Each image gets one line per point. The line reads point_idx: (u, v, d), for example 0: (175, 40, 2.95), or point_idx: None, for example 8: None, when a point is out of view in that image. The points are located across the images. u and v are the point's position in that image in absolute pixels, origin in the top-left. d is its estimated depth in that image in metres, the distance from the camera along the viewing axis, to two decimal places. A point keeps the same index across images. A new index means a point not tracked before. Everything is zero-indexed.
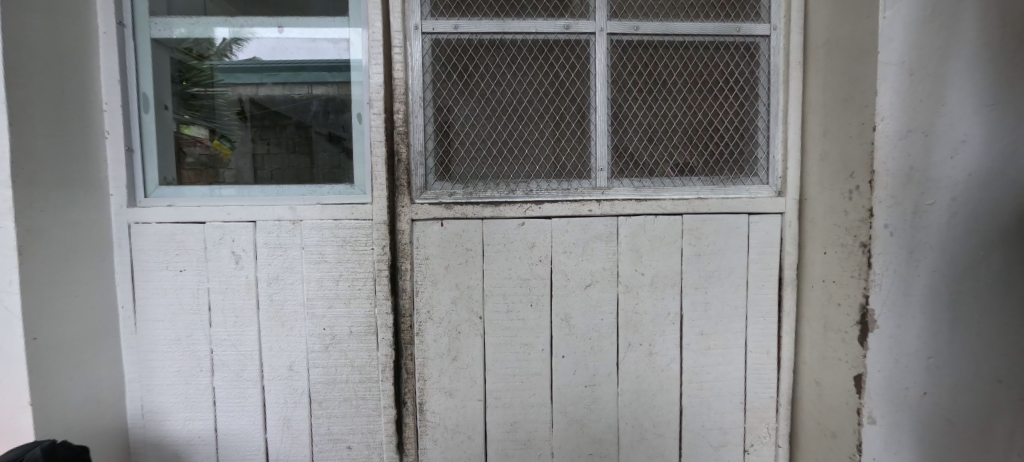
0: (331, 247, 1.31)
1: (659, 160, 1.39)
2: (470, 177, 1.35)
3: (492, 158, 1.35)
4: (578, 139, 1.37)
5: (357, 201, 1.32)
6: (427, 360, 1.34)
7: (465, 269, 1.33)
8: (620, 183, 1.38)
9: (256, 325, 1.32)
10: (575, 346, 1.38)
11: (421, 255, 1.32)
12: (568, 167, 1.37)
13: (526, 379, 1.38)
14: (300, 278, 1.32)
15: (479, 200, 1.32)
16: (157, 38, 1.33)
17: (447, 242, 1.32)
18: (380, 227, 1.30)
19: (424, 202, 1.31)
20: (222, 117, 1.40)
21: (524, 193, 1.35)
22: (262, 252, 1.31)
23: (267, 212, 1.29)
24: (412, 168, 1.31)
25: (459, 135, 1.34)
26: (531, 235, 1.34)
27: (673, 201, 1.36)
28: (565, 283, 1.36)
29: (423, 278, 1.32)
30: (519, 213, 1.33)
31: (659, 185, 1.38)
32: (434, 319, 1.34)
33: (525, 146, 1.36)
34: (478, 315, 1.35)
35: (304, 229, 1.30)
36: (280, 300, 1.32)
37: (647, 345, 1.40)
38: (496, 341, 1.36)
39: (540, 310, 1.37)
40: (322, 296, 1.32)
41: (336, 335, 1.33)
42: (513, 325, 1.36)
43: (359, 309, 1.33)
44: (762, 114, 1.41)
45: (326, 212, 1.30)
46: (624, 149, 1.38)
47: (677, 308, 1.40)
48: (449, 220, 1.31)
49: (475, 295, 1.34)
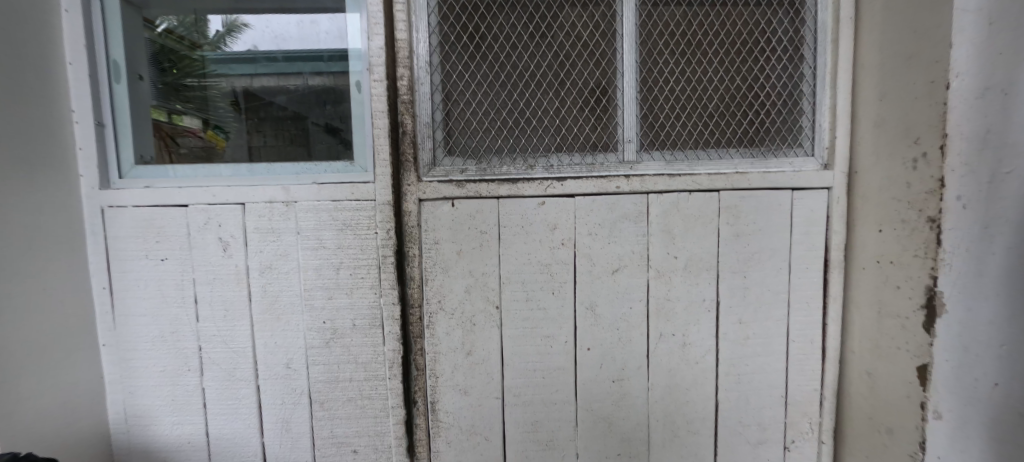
0: (330, 231, 1.17)
1: (692, 130, 1.25)
2: (484, 151, 1.21)
3: (507, 130, 1.21)
4: (602, 109, 1.23)
5: (357, 179, 1.18)
6: (441, 355, 1.22)
7: (480, 255, 1.20)
8: (650, 157, 1.24)
9: (248, 319, 1.19)
10: (603, 338, 1.25)
11: (430, 238, 1.18)
12: (592, 141, 1.23)
13: (549, 375, 1.25)
14: (296, 266, 1.18)
15: (493, 177, 1.19)
16: (144, 19, 1.21)
17: (460, 225, 1.19)
18: (384, 208, 1.16)
19: (433, 180, 1.17)
20: (217, 107, 1.24)
21: (544, 169, 1.21)
22: (253, 238, 1.17)
23: (258, 193, 1.16)
24: (419, 142, 1.17)
25: (470, 105, 1.20)
26: (552, 216, 1.20)
27: (709, 175, 1.23)
28: (591, 269, 1.23)
29: (433, 265, 1.19)
30: (539, 192, 1.19)
31: (693, 157, 1.24)
32: (446, 310, 1.21)
33: (544, 116, 1.22)
34: (495, 304, 1.22)
35: (299, 212, 1.16)
36: (274, 291, 1.18)
37: (680, 335, 1.28)
38: (515, 333, 1.23)
39: (562, 299, 1.23)
40: (321, 286, 1.19)
41: (337, 330, 1.20)
42: (533, 317, 1.23)
43: (363, 301, 1.20)
44: (807, 79, 1.26)
45: (323, 193, 1.16)
46: (653, 120, 1.24)
47: (713, 295, 1.27)
48: (461, 200, 1.18)
49: (491, 284, 1.21)
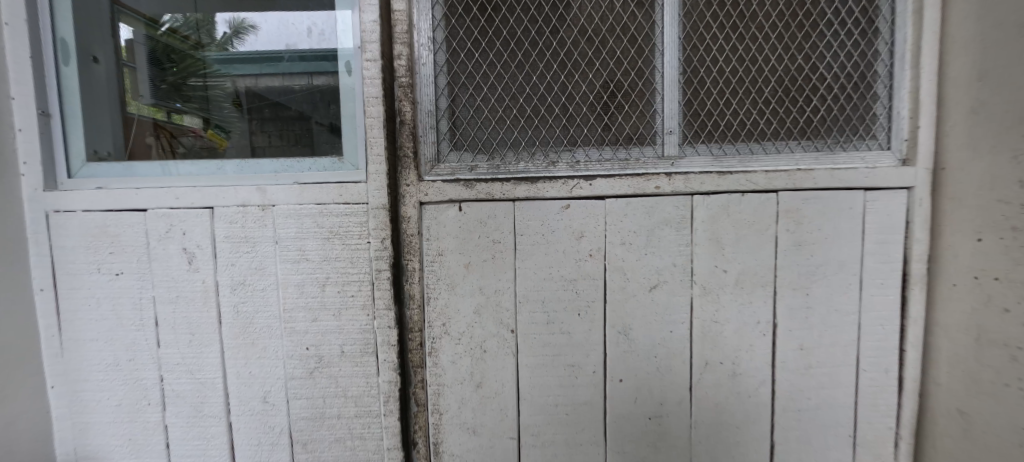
0: (314, 241, 0.98)
1: (744, 119, 1.05)
2: (497, 145, 1.02)
3: (524, 119, 1.02)
4: (637, 93, 1.03)
5: (348, 179, 0.98)
6: (446, 388, 1.03)
7: (492, 269, 1.01)
8: (694, 151, 1.03)
9: (218, 345, 1.01)
10: (638, 368, 1.06)
11: (432, 249, 1.00)
12: (625, 133, 1.03)
13: (573, 412, 1.05)
14: (273, 283, 0.99)
15: (508, 176, 1.00)
16: (146, 17, 1.06)
17: (468, 233, 1.00)
18: (378, 213, 0.97)
19: (435, 179, 0.98)
20: (218, 106, 1.05)
21: (569, 166, 1.01)
22: (223, 249, 0.98)
23: (229, 195, 0.97)
24: (420, 134, 0.99)
25: (481, 90, 1.01)
26: (577, 222, 1.01)
27: (766, 173, 1.02)
28: (624, 286, 1.03)
29: (436, 281, 1.00)
30: (563, 193, 1.00)
31: (747, 151, 1.03)
32: (452, 335, 1.02)
33: (567, 103, 1.02)
34: (510, 327, 1.02)
35: (277, 217, 0.97)
36: (248, 311, 1.00)
37: (730, 364, 1.07)
38: (534, 362, 1.04)
39: (589, 321, 1.04)
40: (303, 307, 1.00)
41: (322, 359, 1.01)
42: (555, 343, 1.04)
43: (352, 323, 1.00)
44: (882, 57, 1.04)
45: (305, 194, 0.97)
46: (698, 107, 1.04)
47: (770, 316, 1.07)
48: (469, 203, 0.99)
49: (506, 303, 1.02)
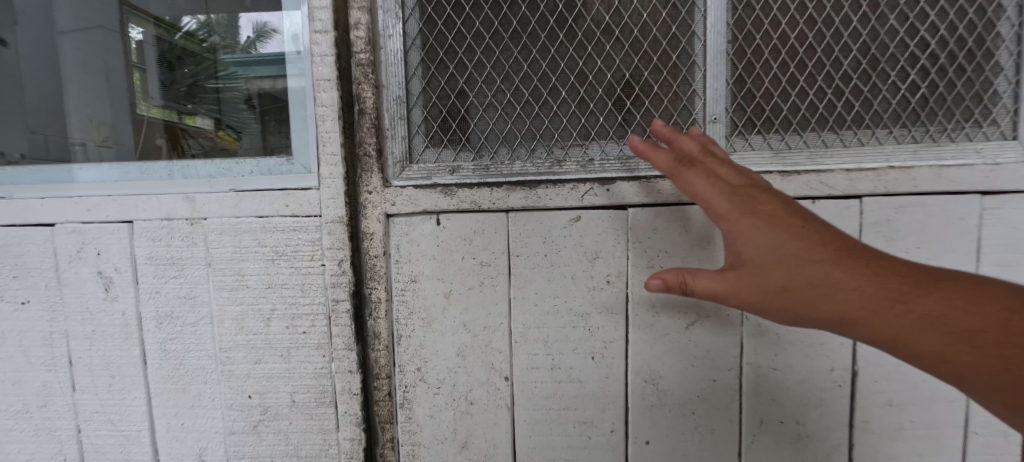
0: (254, 263, 0.77)
1: (818, 100, 0.77)
2: (486, 139, 0.79)
3: (521, 106, 0.79)
4: (669, 68, 0.77)
5: (294, 184, 0.76)
6: (423, 448, 0.82)
7: (481, 300, 0.79)
8: (748, 144, 0.77)
9: (144, 390, 0.82)
10: (669, 427, 0.82)
11: (404, 274, 0.78)
12: (653, 121, 0.78)
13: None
14: (207, 316, 0.79)
15: (498, 179, 0.77)
16: (155, 17, 0.84)
17: (448, 253, 0.78)
18: (334, 227, 0.76)
19: (405, 183, 0.77)
20: (232, 106, 0.82)
21: (579, 165, 0.77)
22: (145, 273, 0.79)
23: (153, 206, 0.78)
24: (386, 127, 0.77)
25: (464, 69, 0.78)
26: (590, 239, 0.78)
27: (846, 172, 0.75)
28: (652, 321, 0.79)
29: (409, 314, 0.79)
30: (571, 201, 0.77)
31: (822, 143, 0.76)
32: (430, 382, 0.80)
33: (577, 84, 0.78)
34: (504, 373, 0.81)
35: (210, 234, 0.77)
36: (177, 350, 0.80)
37: (795, 424, 0.81)
38: (534, 417, 0.82)
39: (606, 367, 0.80)
40: (242, 346, 0.79)
41: (269, 410, 0.80)
42: (562, 394, 0.81)
43: (303, 368, 0.79)
44: (1007, 13, 0.74)
45: (243, 205, 0.77)
46: (753, 85, 0.77)
47: (850, 363, 0.80)
48: (449, 216, 0.78)
49: (497, 342, 0.80)
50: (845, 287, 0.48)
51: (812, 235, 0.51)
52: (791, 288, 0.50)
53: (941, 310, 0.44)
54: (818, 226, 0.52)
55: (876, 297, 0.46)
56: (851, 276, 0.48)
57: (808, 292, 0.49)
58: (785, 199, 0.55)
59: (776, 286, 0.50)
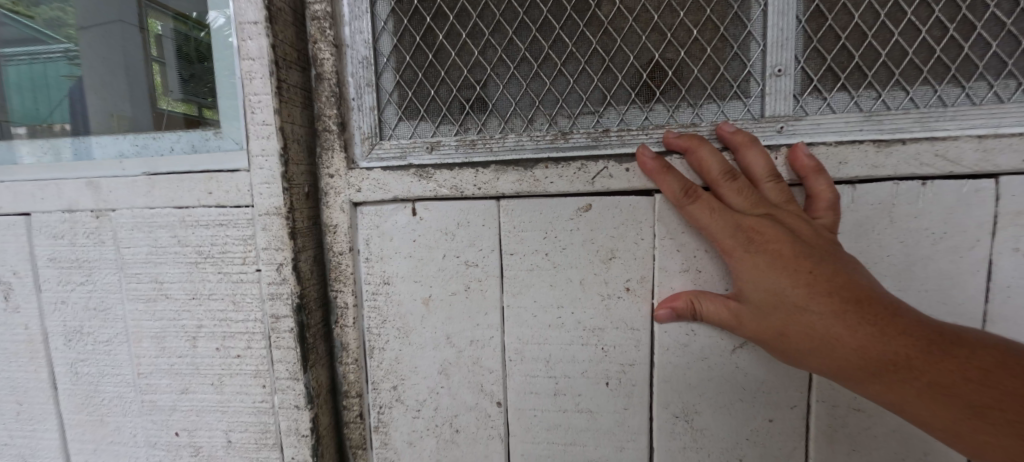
0: (173, 268, 0.60)
1: (934, 40, 0.51)
2: (475, 108, 0.59)
3: (514, 60, 0.58)
4: (716, 3, 0.54)
5: (217, 166, 0.58)
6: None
7: (469, 309, 0.60)
8: (824, 106, 0.53)
9: (56, 420, 0.67)
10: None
11: (374, 276, 0.61)
12: (691, 79, 0.55)
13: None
14: (122, 333, 0.63)
15: (486, 158, 0.58)
16: (173, 11, 0.61)
17: (427, 251, 0.60)
18: (273, 223, 0.57)
19: (375, 165, 0.59)
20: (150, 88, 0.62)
21: (590, 138, 0.56)
22: (48, 279, 0.63)
23: (52, 195, 0.62)
24: (351, 96, 0.60)
25: (445, 14, 0.58)
26: (606, 233, 0.57)
27: (975, 139, 0.50)
28: (685, 340, 0.58)
29: (382, 324, 0.62)
30: (579, 184, 0.56)
31: (937, 101, 0.52)
32: (408, 405, 0.63)
33: (592, 29, 0.56)
34: (495, 396, 0.62)
35: (119, 229, 0.60)
36: (91, 374, 0.65)
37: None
38: (533, 451, 0.62)
39: (624, 394, 0.60)
40: (164, 372, 0.63)
41: (200, 452, 0.64)
42: (570, 426, 0.61)
43: (239, 402, 0.62)
44: None
45: (157, 193, 0.59)
46: (835, 23, 0.53)
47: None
48: (428, 202, 0.59)
49: (488, 360, 0.61)
50: (842, 340, 0.44)
51: (837, 286, 0.45)
52: (789, 334, 0.47)
53: (958, 383, 0.41)
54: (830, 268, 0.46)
55: (878, 357, 0.43)
56: (853, 330, 0.44)
57: (805, 342, 0.46)
58: (809, 236, 0.48)
59: (773, 328, 0.48)
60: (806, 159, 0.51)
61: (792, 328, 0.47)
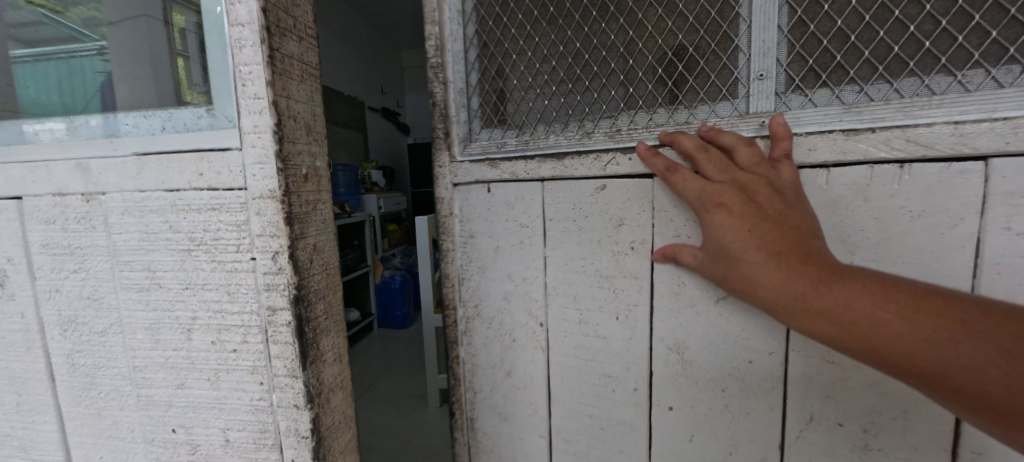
0: (164, 254, 0.56)
1: (924, 35, 0.46)
2: (527, 111, 0.61)
3: (569, 65, 0.59)
4: (714, 13, 0.52)
5: (207, 145, 0.53)
6: (481, 398, 0.68)
7: (522, 257, 0.61)
8: (805, 104, 0.49)
9: (56, 413, 0.65)
10: (716, 436, 0.56)
11: (465, 233, 0.64)
12: (686, 86, 0.54)
13: (620, 454, 0.61)
14: (116, 323, 0.60)
15: (534, 150, 0.58)
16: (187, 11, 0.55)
17: (493, 215, 0.62)
18: (269, 207, 0.52)
19: (471, 160, 0.61)
20: (154, 87, 0.58)
21: (607, 135, 0.55)
22: (43, 266, 0.61)
23: (43, 177, 0.58)
24: (454, 109, 0.61)
25: (525, 28, 0.60)
26: (620, 205, 0.55)
27: (948, 124, 0.43)
28: (677, 289, 0.55)
29: (471, 274, 0.65)
30: (593, 172, 0.55)
31: (923, 91, 0.45)
32: (479, 324, 0.65)
33: (635, 42, 0.55)
34: (540, 318, 0.62)
35: (109, 214, 0.57)
36: (87, 366, 0.62)
37: (871, 453, 0.50)
38: (565, 362, 0.62)
39: (630, 329, 0.57)
40: (158, 364, 0.59)
41: (198, 450, 0.60)
42: (600, 354, 0.59)
43: (237, 398, 0.58)
44: None
45: (147, 175, 0.55)
46: (816, 29, 0.49)
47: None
48: (500, 182, 0.60)
49: (535, 292, 0.61)
50: (777, 297, 0.40)
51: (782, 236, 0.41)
52: (734, 281, 0.44)
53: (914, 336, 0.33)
54: (773, 220, 0.42)
55: (810, 302, 0.38)
56: (789, 284, 0.39)
57: (743, 286, 0.43)
58: (763, 190, 0.43)
59: (723, 276, 0.45)
60: (777, 126, 0.46)
61: (735, 275, 0.43)
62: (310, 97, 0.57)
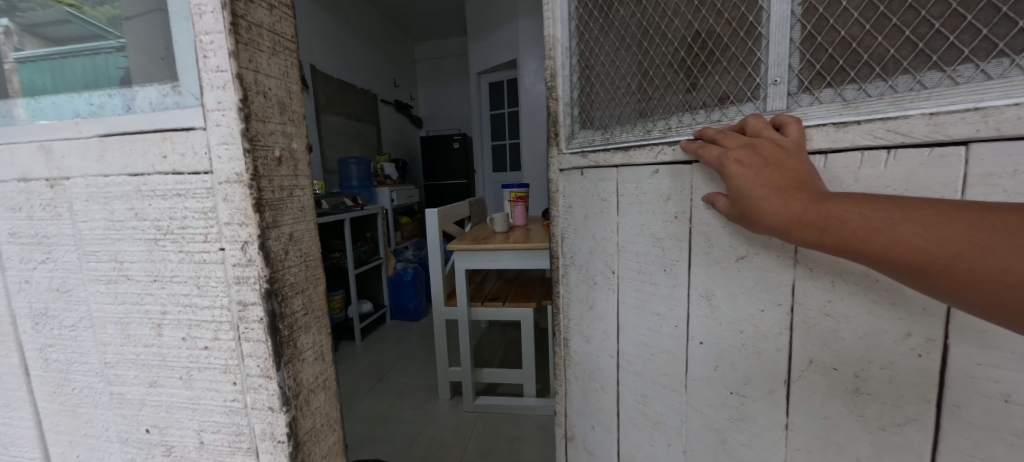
0: (131, 244, 0.52)
1: (918, 36, 0.48)
2: (611, 115, 0.78)
3: (639, 78, 0.73)
4: (746, 30, 0.60)
5: (169, 125, 0.49)
6: (570, 325, 0.88)
7: (600, 224, 0.77)
8: (816, 101, 0.53)
9: (31, 409, 0.62)
10: (737, 369, 0.62)
11: (562, 203, 0.85)
12: (722, 90, 0.63)
13: (665, 375, 0.72)
14: (85, 316, 0.56)
15: (612, 145, 0.74)
16: None
17: (588, 188, 0.79)
18: (236, 193, 0.48)
19: (571, 153, 0.80)
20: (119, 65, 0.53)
21: (662, 133, 0.68)
22: (8, 256, 0.58)
23: (6, 161, 0.55)
24: (560, 117, 0.81)
25: (611, 52, 0.76)
26: (673, 188, 0.65)
27: (923, 116, 0.44)
28: (709, 246, 0.62)
29: (569, 231, 0.84)
30: (649, 159, 0.68)
31: (915, 87, 0.47)
32: (574, 270, 0.84)
33: (692, 56, 0.65)
34: (612, 267, 0.76)
35: (74, 201, 0.53)
36: (58, 362, 0.59)
37: (862, 396, 0.51)
38: (627, 301, 0.75)
39: (676, 278, 0.67)
40: (128, 360, 0.55)
41: (172, 452, 0.57)
42: (653, 296, 0.71)
43: (206, 398, 0.53)
44: None
45: (110, 157, 0.51)
46: (824, 39, 0.53)
47: (941, 362, 0.46)
48: (589, 169, 0.78)
49: (609, 245, 0.76)
50: (784, 219, 0.44)
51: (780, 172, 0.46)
52: (750, 215, 0.48)
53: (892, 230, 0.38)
54: (783, 164, 0.46)
55: (807, 218, 0.42)
56: (790, 206, 0.44)
57: (755, 218, 0.47)
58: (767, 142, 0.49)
59: (741, 214, 0.50)
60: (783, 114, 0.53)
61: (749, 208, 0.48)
62: (284, 72, 0.53)
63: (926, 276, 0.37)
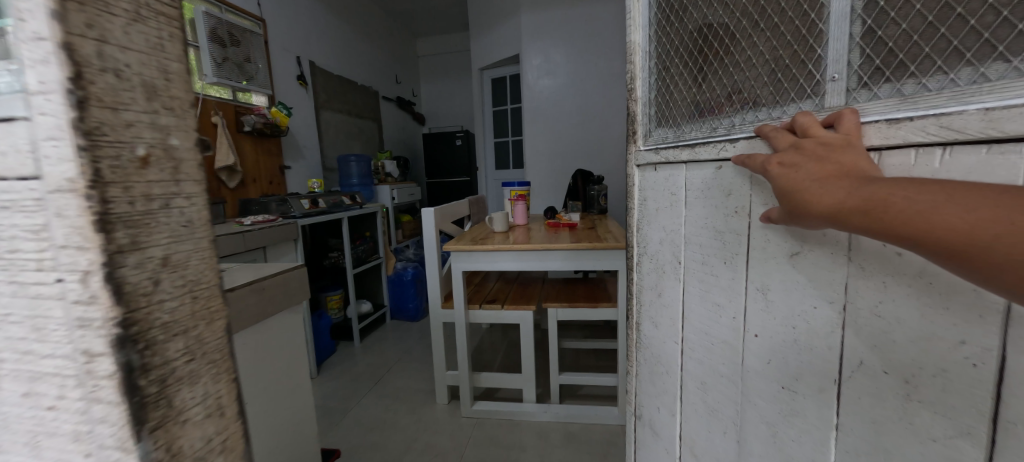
0: None
1: (983, 26, 0.41)
2: (679, 112, 0.76)
3: (705, 75, 0.70)
4: (803, 29, 0.54)
5: None
6: (643, 306, 0.89)
7: (670, 217, 0.77)
8: (872, 98, 0.47)
9: None
10: (783, 366, 0.58)
11: (639, 196, 0.87)
12: (782, 86, 0.58)
13: (726, 365, 0.68)
14: None
15: (678, 143, 0.74)
16: None
17: (660, 185, 0.79)
18: (71, 206, 0.35)
19: (647, 150, 0.83)
20: None
21: (725, 132, 0.65)
22: None
23: None
24: (639, 117, 0.84)
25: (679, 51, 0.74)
26: (733, 184, 0.63)
27: (979, 110, 0.38)
28: (766, 242, 0.59)
29: (643, 222, 0.86)
30: (712, 156, 0.66)
31: (977, 80, 0.40)
32: (647, 259, 0.86)
33: (758, 52, 0.61)
34: (677, 254, 0.76)
35: None
36: None
37: (912, 403, 0.45)
38: (694, 289, 0.73)
39: (735, 273, 0.64)
40: None
41: None
42: (716, 286, 0.68)
43: None
44: None
45: None
46: (884, 32, 0.47)
47: (999, 374, 0.39)
48: (662, 165, 0.78)
49: (678, 236, 0.75)
50: (826, 208, 0.42)
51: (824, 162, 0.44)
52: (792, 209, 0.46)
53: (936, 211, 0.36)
54: (826, 156, 0.44)
55: (848, 204, 0.40)
56: (832, 195, 0.42)
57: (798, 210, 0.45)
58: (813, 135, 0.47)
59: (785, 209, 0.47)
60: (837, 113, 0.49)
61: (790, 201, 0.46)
62: (157, 45, 0.39)
63: (974, 263, 0.35)
